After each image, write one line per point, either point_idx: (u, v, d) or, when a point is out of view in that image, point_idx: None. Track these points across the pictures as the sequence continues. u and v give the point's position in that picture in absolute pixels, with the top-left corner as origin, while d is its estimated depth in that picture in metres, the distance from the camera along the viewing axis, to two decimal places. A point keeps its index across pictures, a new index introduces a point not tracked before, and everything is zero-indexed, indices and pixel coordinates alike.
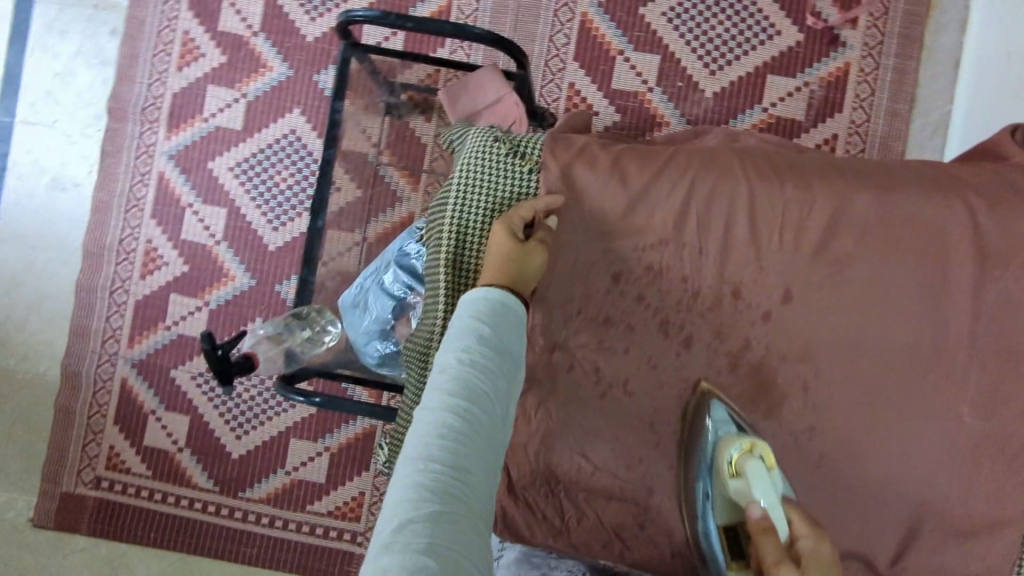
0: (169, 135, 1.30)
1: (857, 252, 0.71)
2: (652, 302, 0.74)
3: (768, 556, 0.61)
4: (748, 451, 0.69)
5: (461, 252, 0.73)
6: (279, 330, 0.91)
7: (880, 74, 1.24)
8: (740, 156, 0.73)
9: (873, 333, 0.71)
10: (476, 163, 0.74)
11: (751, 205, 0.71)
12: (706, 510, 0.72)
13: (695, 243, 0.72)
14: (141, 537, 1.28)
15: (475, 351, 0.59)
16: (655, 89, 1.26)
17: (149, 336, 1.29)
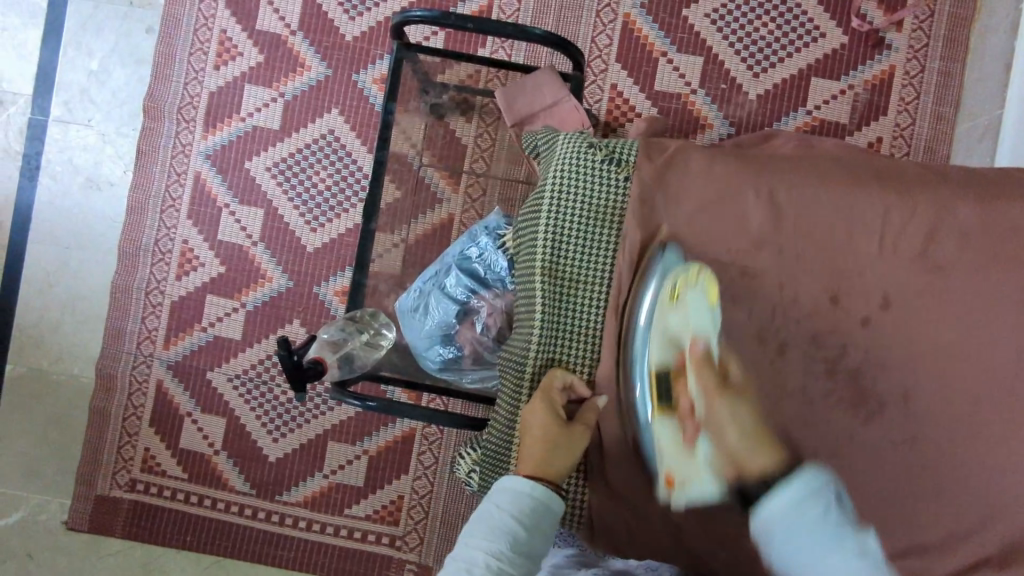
0: (206, 134, 1.28)
1: (967, 259, 0.64)
2: (744, 307, 0.67)
3: (708, 389, 0.61)
4: (693, 278, 0.64)
5: (558, 261, 0.70)
6: (335, 334, 0.87)
7: (925, 77, 1.23)
8: (833, 159, 0.69)
9: (988, 350, 0.63)
10: (570, 169, 0.70)
11: (850, 206, 0.65)
12: (640, 382, 0.66)
13: (792, 247, 0.66)
14: (177, 540, 1.26)
15: (505, 557, 0.64)
16: (699, 91, 1.25)
17: (185, 338, 1.28)
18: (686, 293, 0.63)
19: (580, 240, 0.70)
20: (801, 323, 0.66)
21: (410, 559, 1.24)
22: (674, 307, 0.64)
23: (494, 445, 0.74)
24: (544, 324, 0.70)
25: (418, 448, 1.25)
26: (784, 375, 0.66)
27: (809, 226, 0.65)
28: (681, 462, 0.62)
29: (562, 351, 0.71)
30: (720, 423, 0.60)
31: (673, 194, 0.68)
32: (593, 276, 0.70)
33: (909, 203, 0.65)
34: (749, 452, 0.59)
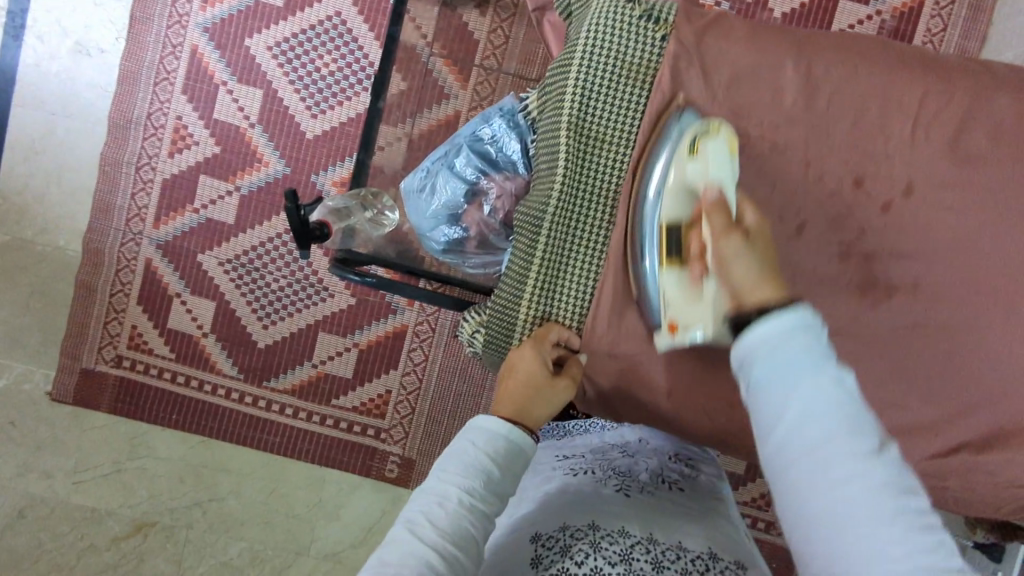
0: (205, 5, 1.22)
1: (991, 150, 0.63)
2: (767, 184, 0.65)
3: (715, 230, 0.57)
4: (711, 133, 0.63)
5: (586, 118, 0.68)
6: (342, 206, 0.84)
7: (954, 9, 1.20)
8: (871, 44, 0.66)
9: (1006, 241, 0.63)
10: (605, 24, 0.67)
11: (882, 89, 0.64)
12: (650, 233, 0.65)
13: (820, 127, 0.65)
14: (163, 418, 1.27)
15: (478, 495, 0.58)
16: (723, 3, 1.21)
17: (177, 218, 1.25)
18: (703, 147, 0.62)
19: (609, 98, 0.68)
20: (821, 205, 0.65)
21: (394, 452, 1.27)
22: (691, 160, 0.62)
23: (501, 303, 0.73)
24: (564, 182, 0.70)
25: (408, 345, 1.26)
26: (798, 255, 0.66)
27: (844, 105, 0.64)
28: (683, 307, 0.61)
29: (580, 209, 0.70)
30: (728, 256, 0.55)
31: (708, 63, 0.66)
32: (619, 137, 0.68)
33: (942, 90, 0.64)
34: (756, 282, 0.53)
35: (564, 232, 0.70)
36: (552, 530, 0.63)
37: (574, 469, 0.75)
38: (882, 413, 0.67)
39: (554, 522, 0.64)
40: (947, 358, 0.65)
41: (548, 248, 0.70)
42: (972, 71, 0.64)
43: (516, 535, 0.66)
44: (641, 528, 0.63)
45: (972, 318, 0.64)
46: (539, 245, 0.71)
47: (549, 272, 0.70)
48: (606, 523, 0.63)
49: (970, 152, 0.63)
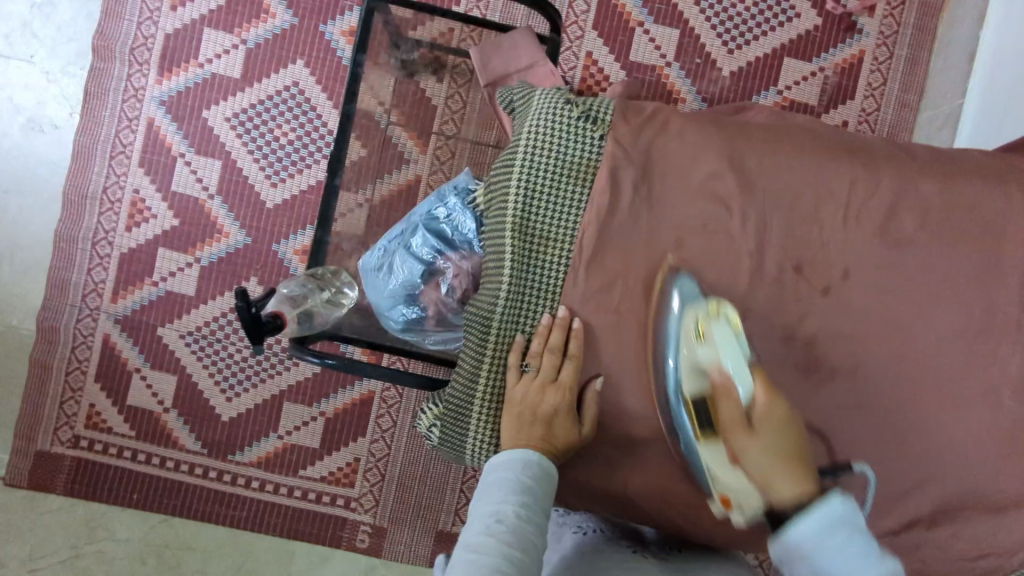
0: (160, 80, 1.22)
1: (917, 234, 0.64)
2: (709, 272, 0.65)
3: (732, 421, 0.59)
4: (714, 314, 0.62)
5: (530, 215, 0.65)
6: (298, 291, 0.85)
7: (893, 64, 1.25)
8: (802, 133, 0.67)
9: (942, 323, 0.64)
10: (545, 125, 0.66)
11: (814, 178, 0.65)
12: (679, 413, 0.63)
13: (758, 214, 0.64)
14: (123, 498, 1.23)
15: (532, 508, 0.57)
16: (673, 64, 1.24)
17: (135, 292, 1.22)
18: (708, 329, 0.61)
19: (552, 196, 0.66)
20: (763, 290, 0.65)
21: (364, 521, 1.24)
22: (699, 344, 0.62)
23: (453, 404, 0.69)
24: (513, 281, 0.66)
25: (376, 412, 1.24)
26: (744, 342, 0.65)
27: (780, 194, 0.65)
28: (734, 483, 0.59)
29: (528, 307, 0.66)
30: (752, 460, 0.57)
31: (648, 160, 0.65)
32: (563, 233, 0.66)
33: (870, 178, 0.65)
34: (777, 478, 0.56)
35: (513, 332, 0.67)
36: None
37: (582, 529, 0.76)
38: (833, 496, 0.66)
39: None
40: (889, 438, 0.65)
41: (497, 349, 0.67)
42: (899, 159, 0.66)
43: None
44: None
45: (911, 398, 0.65)
46: (490, 346, 0.67)
47: (499, 373, 0.67)
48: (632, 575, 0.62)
49: (897, 238, 0.64)
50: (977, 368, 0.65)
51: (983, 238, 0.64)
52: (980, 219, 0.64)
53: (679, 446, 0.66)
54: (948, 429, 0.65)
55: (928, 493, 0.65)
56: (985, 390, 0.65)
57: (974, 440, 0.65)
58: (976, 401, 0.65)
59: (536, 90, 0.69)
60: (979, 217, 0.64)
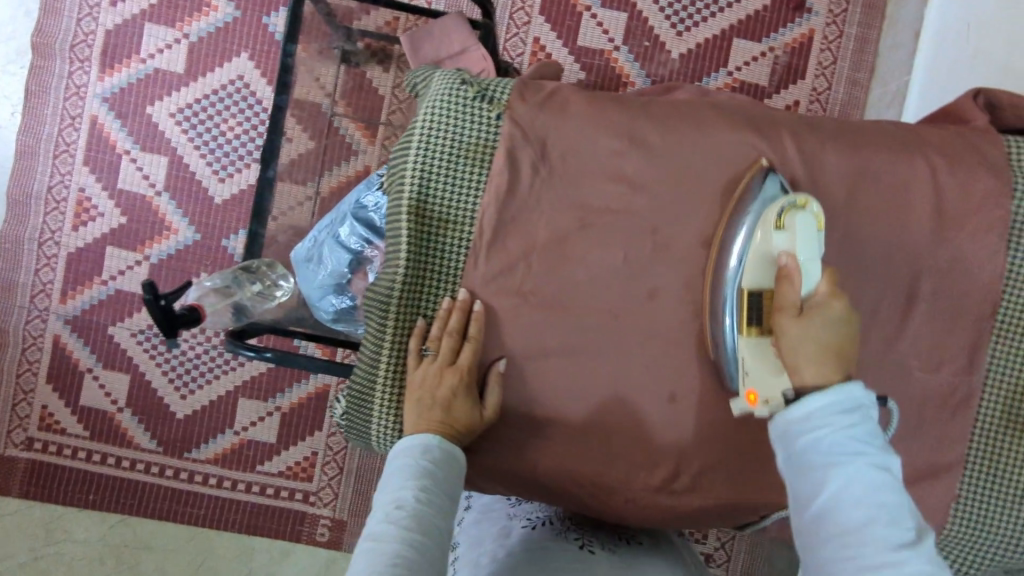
0: (102, 76, 1.20)
1: (829, 204, 0.62)
2: (615, 249, 0.62)
3: (788, 306, 0.53)
4: (800, 206, 0.56)
5: (427, 198, 0.62)
6: (227, 283, 0.86)
7: (843, 42, 1.25)
8: (713, 105, 0.65)
9: (856, 295, 0.62)
10: (441, 105, 0.62)
11: (721, 148, 0.62)
12: (730, 306, 0.58)
13: (663, 188, 0.62)
14: (79, 499, 1.22)
15: (433, 491, 0.54)
16: (622, 47, 1.23)
17: (85, 291, 1.21)
18: (792, 219, 0.55)
19: (449, 179, 0.62)
20: (671, 266, 0.62)
21: (324, 514, 1.23)
22: (776, 232, 0.55)
23: (353, 400, 0.64)
24: (410, 268, 0.62)
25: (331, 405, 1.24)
26: (652, 321, 0.62)
27: (687, 166, 0.62)
28: (764, 375, 0.55)
29: (427, 295, 0.63)
30: (794, 339, 0.52)
31: (546, 134, 0.62)
32: (462, 218, 0.62)
33: (779, 144, 0.62)
34: (817, 360, 0.51)
35: (411, 321, 0.63)
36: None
37: (532, 521, 0.73)
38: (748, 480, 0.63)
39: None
40: None
41: (395, 339, 0.63)
42: (801, 127, 0.63)
43: None
44: None
45: None
46: (388, 337, 0.63)
47: (400, 366, 0.63)
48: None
49: None
50: (890, 339, 0.63)
51: (899, 206, 0.62)
52: (896, 186, 0.62)
53: (588, 431, 0.63)
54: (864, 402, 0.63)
55: None
56: (898, 361, 0.63)
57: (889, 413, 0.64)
58: (889, 374, 0.63)
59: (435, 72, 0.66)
60: (894, 185, 0.62)
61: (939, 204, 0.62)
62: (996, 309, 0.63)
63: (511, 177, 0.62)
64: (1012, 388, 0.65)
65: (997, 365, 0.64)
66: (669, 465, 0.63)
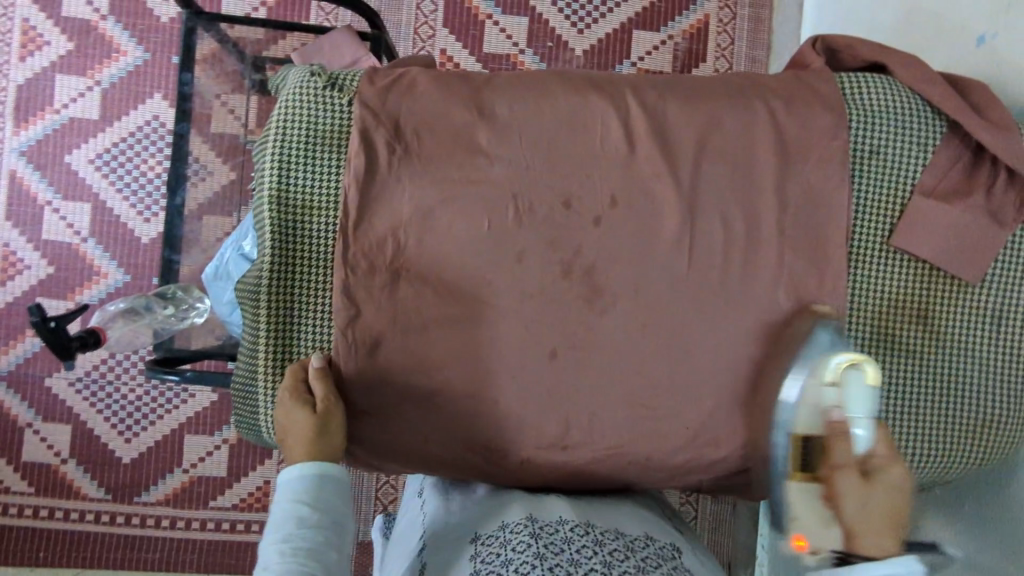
0: (17, 130, 1.21)
1: (676, 155, 0.65)
2: (480, 218, 0.64)
3: (842, 462, 0.58)
4: (855, 362, 0.61)
5: (285, 187, 0.64)
6: (137, 307, 0.91)
7: (737, 24, 1.30)
8: (566, 77, 0.68)
9: (715, 238, 0.65)
10: (292, 98, 0.65)
11: (570, 115, 0.66)
12: (786, 446, 0.61)
13: (521, 156, 0.65)
14: (30, 558, 1.19)
15: (298, 536, 0.54)
16: (527, 50, 1.28)
17: (16, 346, 1.20)
18: (847, 374, 0.60)
19: (306, 166, 0.64)
20: (536, 229, 0.64)
21: None
22: (830, 385, 0.60)
23: (240, 391, 0.67)
24: (275, 255, 0.64)
25: None
26: (524, 283, 0.64)
27: (539, 133, 0.65)
28: (815, 526, 0.57)
29: (297, 282, 0.65)
30: (846, 493, 0.57)
31: (399, 116, 0.64)
32: (322, 202, 0.64)
33: (626, 107, 0.67)
34: (872, 530, 0.55)
35: (285, 308, 0.65)
36: (493, 529, 0.60)
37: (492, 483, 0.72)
38: (634, 427, 0.66)
39: (493, 522, 0.61)
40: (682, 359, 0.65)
41: (271, 327, 0.65)
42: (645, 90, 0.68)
43: (455, 541, 0.61)
44: (579, 515, 0.63)
45: (697, 315, 0.65)
46: (262, 326, 0.65)
47: (278, 352, 0.65)
48: (545, 514, 0.61)
49: (659, 161, 0.65)
50: (756, 276, 0.65)
51: (744, 151, 0.66)
52: (740, 135, 0.66)
53: (477, 398, 0.65)
54: (736, 337, 0.65)
55: (728, 405, 0.66)
56: (767, 295, 0.65)
57: (765, 348, 0.66)
58: (760, 310, 0.65)
59: (293, 68, 0.69)
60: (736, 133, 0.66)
61: (781, 144, 0.66)
62: (849, 233, 0.67)
63: (368, 158, 0.63)
64: (878, 305, 0.68)
65: (857, 284, 0.68)
66: (558, 422, 0.66)
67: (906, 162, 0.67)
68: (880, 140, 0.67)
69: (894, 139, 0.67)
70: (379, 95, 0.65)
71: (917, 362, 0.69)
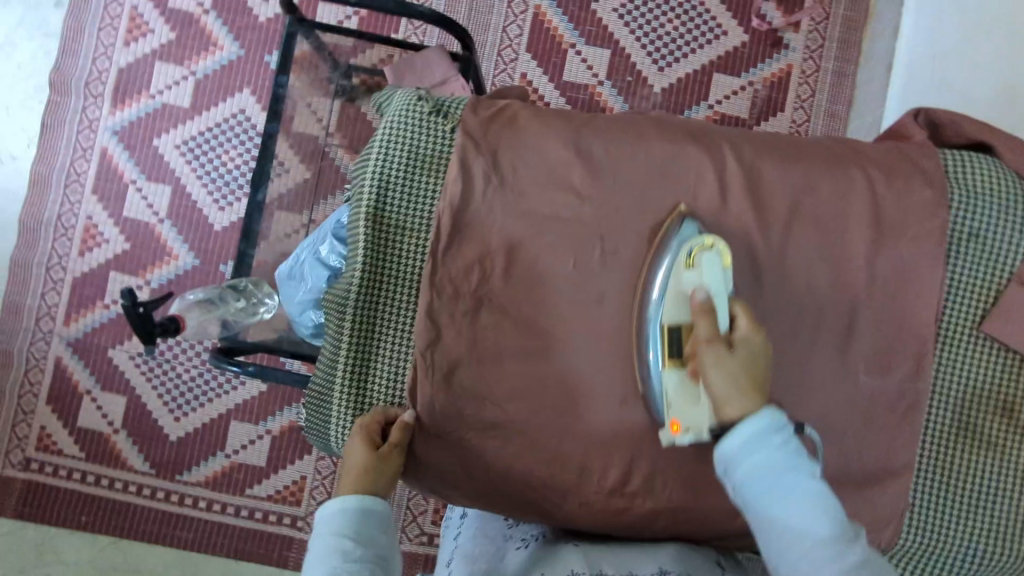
0: (114, 110, 1.27)
1: (755, 216, 0.69)
2: (564, 255, 0.68)
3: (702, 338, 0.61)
4: (708, 246, 0.64)
5: (384, 203, 0.70)
6: (211, 298, 0.93)
7: (820, 77, 1.29)
8: (659, 127, 0.71)
9: (783, 300, 0.69)
10: (398, 121, 0.71)
11: (659, 167, 0.69)
12: (655, 339, 0.64)
13: (610, 201, 0.69)
14: (72, 521, 1.23)
15: (342, 571, 0.58)
16: (605, 82, 1.29)
17: (87, 314, 1.26)
18: (698, 259, 0.63)
19: (405, 186, 0.70)
20: (615, 272, 0.68)
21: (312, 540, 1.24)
22: (686, 270, 0.63)
23: (317, 390, 0.71)
24: (367, 266, 0.70)
25: None
26: (599, 321, 0.68)
27: (629, 181, 0.69)
28: (687, 407, 0.62)
29: (384, 293, 0.70)
30: (709, 366, 0.60)
31: (498, 150, 0.69)
32: (417, 221, 0.70)
33: (715, 163, 0.69)
34: (730, 397, 0.58)
35: (371, 314, 0.70)
36: None
37: (526, 539, 0.74)
38: (687, 471, 0.69)
39: None
40: None
41: (354, 331, 0.69)
42: (743, 144, 0.71)
43: None
44: (587, 564, 0.64)
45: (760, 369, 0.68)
46: (346, 330, 0.70)
47: (358, 355, 0.69)
48: (554, 571, 0.64)
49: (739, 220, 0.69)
50: (812, 340, 0.69)
51: (818, 221, 0.69)
52: (816, 205, 0.70)
53: (540, 425, 0.68)
54: (792, 394, 0.69)
55: None
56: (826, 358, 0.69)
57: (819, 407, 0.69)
58: (817, 372, 0.69)
59: (399, 92, 0.75)
60: (815, 202, 0.70)
61: (854, 218, 0.69)
62: (940, 316, 0.71)
63: (466, 188, 0.68)
64: (964, 385, 0.71)
65: (942, 367, 0.71)
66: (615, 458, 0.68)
67: (1006, 250, 0.71)
68: (983, 222, 0.71)
69: (992, 223, 0.71)
70: (481, 126, 0.70)
71: (993, 454, 0.72)
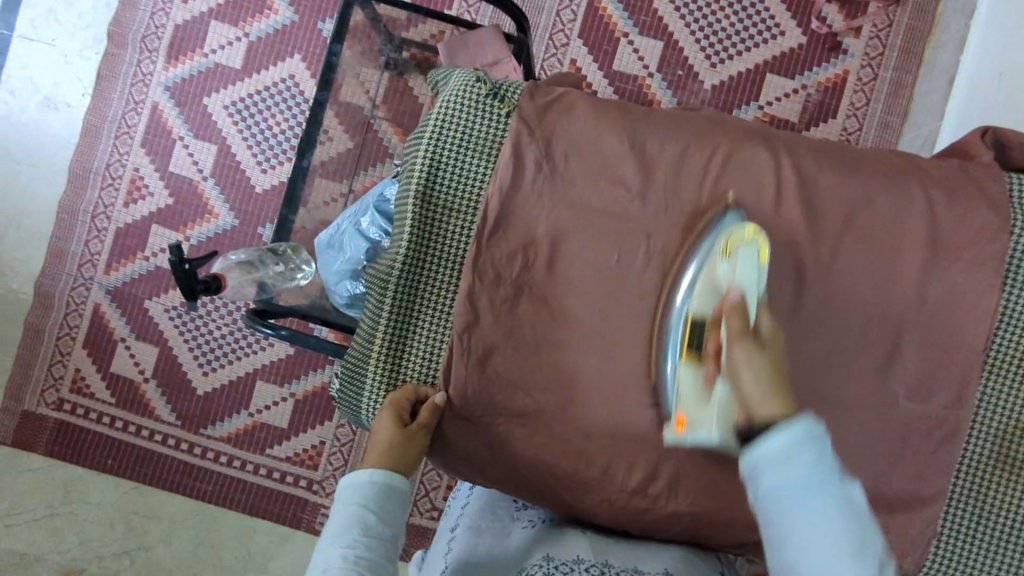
0: (167, 66, 1.29)
1: (804, 225, 0.68)
2: (608, 249, 0.68)
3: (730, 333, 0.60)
4: (748, 239, 0.65)
5: (433, 184, 0.70)
6: (253, 260, 0.95)
7: (877, 85, 1.26)
8: (713, 127, 0.70)
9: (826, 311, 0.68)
10: (455, 102, 0.71)
11: (711, 167, 0.68)
12: (677, 325, 0.65)
13: (657, 198, 0.68)
14: (98, 463, 1.27)
15: (361, 546, 0.59)
16: (655, 74, 1.27)
17: (127, 264, 1.29)
18: (735, 252, 0.64)
19: (455, 167, 0.70)
20: (657, 270, 0.68)
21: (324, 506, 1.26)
22: (721, 261, 0.64)
23: (352, 362, 0.72)
24: (412, 245, 0.70)
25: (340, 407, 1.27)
26: (636, 317, 0.68)
27: (679, 179, 0.68)
28: (698, 406, 0.61)
29: (427, 272, 0.71)
30: (736, 367, 0.57)
31: (552, 138, 0.69)
32: (465, 204, 0.71)
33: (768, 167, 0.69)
34: (760, 395, 0.55)
35: (411, 293, 0.71)
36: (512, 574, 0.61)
37: (533, 523, 0.73)
38: (711, 475, 0.69)
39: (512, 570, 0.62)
40: None
41: (394, 308, 0.70)
42: (802, 151, 0.69)
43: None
44: (595, 555, 0.64)
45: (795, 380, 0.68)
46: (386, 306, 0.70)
47: (395, 332, 0.70)
48: (562, 554, 0.62)
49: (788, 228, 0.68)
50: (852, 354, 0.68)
51: (868, 235, 0.68)
52: (867, 219, 0.69)
53: (569, 415, 0.69)
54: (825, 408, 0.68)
55: None
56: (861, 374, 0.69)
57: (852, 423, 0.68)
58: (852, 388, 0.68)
59: (456, 70, 0.75)
60: (866, 215, 0.69)
61: (904, 235, 0.68)
62: (988, 346, 0.70)
63: (516, 173, 0.68)
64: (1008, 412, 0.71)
65: (985, 398, 0.71)
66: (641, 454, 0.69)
67: None
68: None
69: None
70: (538, 112, 0.70)
71: None
